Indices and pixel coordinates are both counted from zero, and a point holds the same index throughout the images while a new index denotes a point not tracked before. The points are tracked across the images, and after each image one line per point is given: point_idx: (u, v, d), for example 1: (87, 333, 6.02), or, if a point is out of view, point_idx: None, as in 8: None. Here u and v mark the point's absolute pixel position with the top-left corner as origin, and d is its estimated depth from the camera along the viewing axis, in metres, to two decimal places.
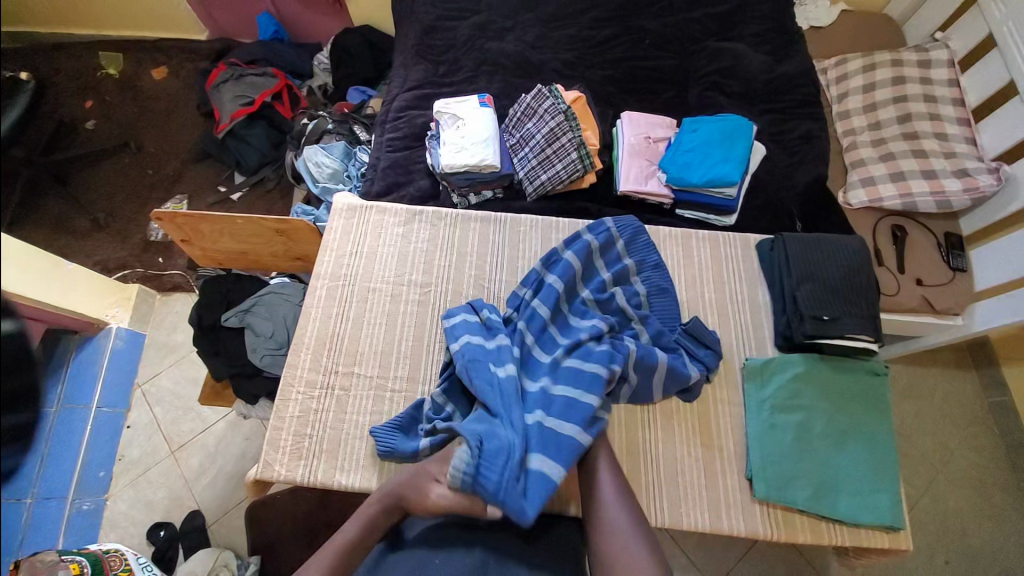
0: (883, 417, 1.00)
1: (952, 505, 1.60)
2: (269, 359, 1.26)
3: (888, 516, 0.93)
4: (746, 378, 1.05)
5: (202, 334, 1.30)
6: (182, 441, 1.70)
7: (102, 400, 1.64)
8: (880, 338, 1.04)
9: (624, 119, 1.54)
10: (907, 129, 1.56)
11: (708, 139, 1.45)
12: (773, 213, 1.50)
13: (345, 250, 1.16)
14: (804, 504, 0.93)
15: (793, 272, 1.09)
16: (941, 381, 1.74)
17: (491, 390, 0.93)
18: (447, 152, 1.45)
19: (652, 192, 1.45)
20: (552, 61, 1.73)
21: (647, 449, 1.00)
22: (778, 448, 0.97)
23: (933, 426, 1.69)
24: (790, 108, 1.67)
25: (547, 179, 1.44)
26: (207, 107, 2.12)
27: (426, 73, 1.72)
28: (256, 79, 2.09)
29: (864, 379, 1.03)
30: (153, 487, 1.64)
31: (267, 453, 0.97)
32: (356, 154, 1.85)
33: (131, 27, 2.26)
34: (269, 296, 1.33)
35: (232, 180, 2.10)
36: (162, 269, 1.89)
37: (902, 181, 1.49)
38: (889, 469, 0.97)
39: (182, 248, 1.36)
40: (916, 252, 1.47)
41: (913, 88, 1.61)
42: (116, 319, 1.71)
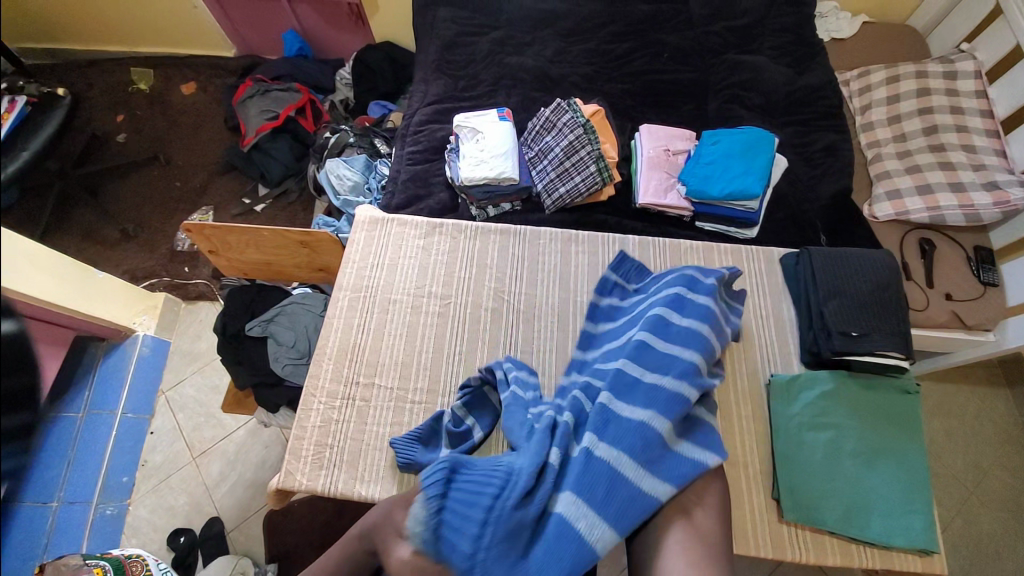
0: (914, 436, 0.97)
1: (987, 528, 1.53)
2: (290, 369, 1.27)
3: (922, 540, 0.89)
4: (771, 394, 1.03)
5: (227, 342, 1.32)
6: (203, 448, 1.73)
7: (127, 406, 1.67)
8: (910, 355, 1.02)
9: (643, 132, 1.54)
10: (933, 140, 1.53)
11: (728, 152, 1.45)
12: (796, 226, 1.48)
13: (367, 262, 1.18)
14: (833, 525, 0.90)
15: (818, 287, 1.07)
16: (973, 399, 1.68)
17: (517, 430, 0.88)
18: (466, 165, 1.47)
19: (671, 205, 1.45)
20: (570, 75, 1.75)
21: None
22: (804, 467, 0.94)
23: (966, 447, 1.62)
24: (811, 120, 1.66)
25: (565, 192, 1.45)
26: (234, 121, 2.18)
27: (446, 87, 1.75)
28: (280, 94, 2.15)
29: (893, 396, 1.00)
30: (174, 493, 1.66)
31: (288, 463, 0.98)
32: (377, 167, 1.89)
33: (160, 43, 2.34)
34: (292, 306, 1.35)
35: (255, 193, 2.15)
36: (188, 278, 1.94)
37: (929, 194, 1.46)
38: (922, 490, 0.93)
39: (209, 259, 1.39)
40: (945, 266, 1.43)
41: (939, 99, 1.58)
42: (143, 327, 1.76)
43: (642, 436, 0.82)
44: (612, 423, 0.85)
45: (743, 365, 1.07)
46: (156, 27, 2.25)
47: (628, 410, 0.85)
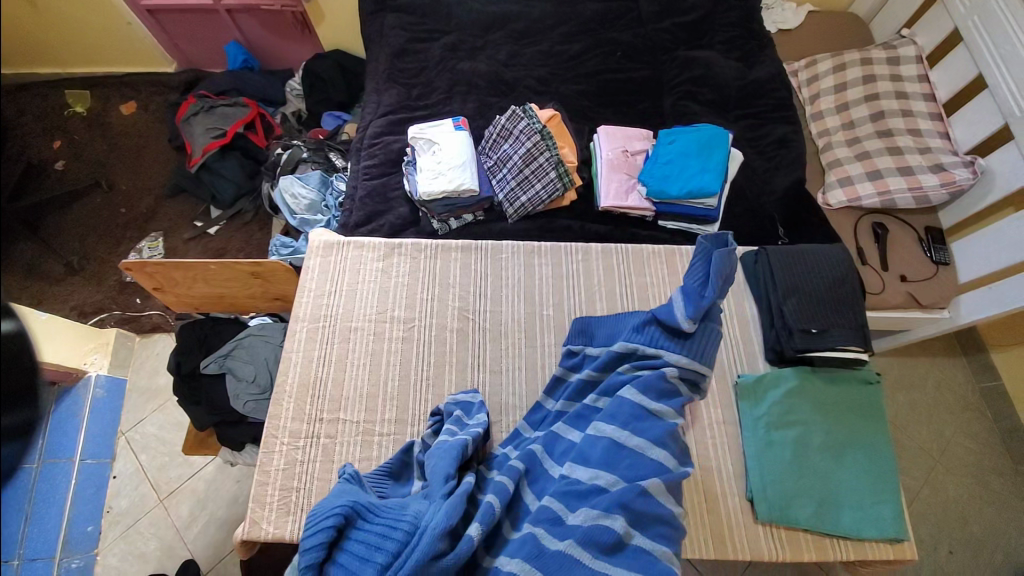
0: (877, 425, 1.00)
1: (952, 495, 1.60)
2: (252, 406, 1.22)
3: (890, 528, 0.92)
4: (739, 397, 1.03)
5: (183, 381, 1.26)
6: (171, 488, 1.65)
7: (85, 451, 1.58)
8: (870, 347, 1.04)
9: (601, 134, 1.53)
10: (881, 126, 1.58)
11: (685, 150, 1.45)
12: (755, 219, 1.50)
13: (324, 290, 1.13)
14: (806, 522, 0.92)
15: (779, 285, 1.09)
16: (932, 372, 1.75)
17: (439, 479, 0.79)
18: (424, 179, 1.43)
19: (634, 207, 1.45)
20: (526, 79, 1.72)
21: None
22: (775, 466, 0.95)
23: (928, 418, 1.69)
24: (764, 113, 1.68)
25: (527, 200, 1.43)
26: (178, 141, 2.07)
27: (399, 97, 1.69)
28: (227, 110, 2.05)
29: (855, 388, 1.02)
30: (143, 539, 1.58)
31: (253, 510, 0.94)
32: (333, 183, 1.82)
33: (98, 61, 2.20)
34: (249, 339, 1.29)
35: (208, 215, 2.05)
36: (141, 310, 1.84)
37: (879, 180, 1.50)
38: (888, 478, 0.96)
39: (155, 296, 1.31)
40: (898, 248, 1.48)
41: (883, 85, 1.62)
42: (95, 366, 1.67)
43: (558, 558, 0.69)
44: (531, 544, 0.72)
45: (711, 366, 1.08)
46: (97, 44, 2.12)
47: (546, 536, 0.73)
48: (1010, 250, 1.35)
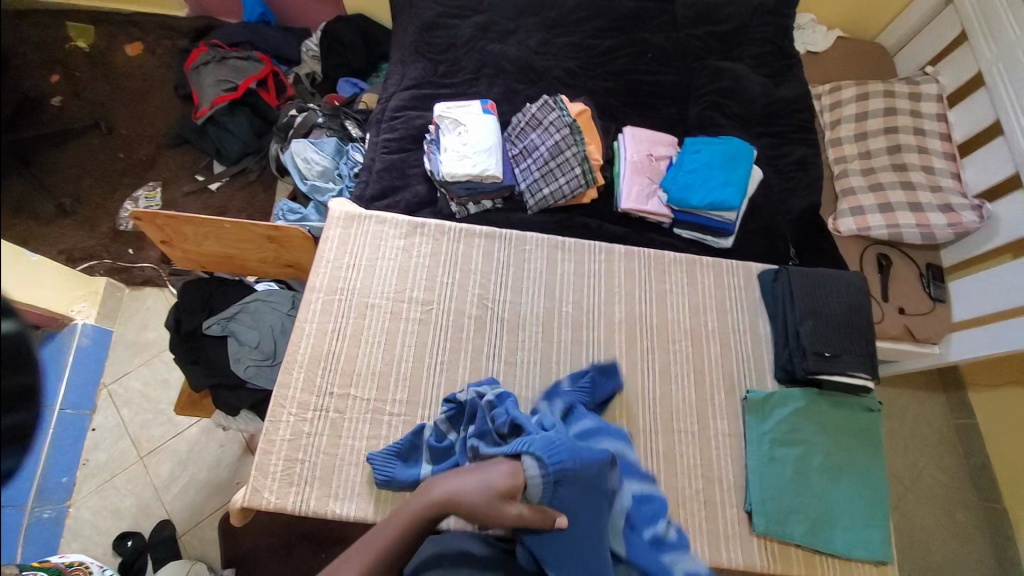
0: (875, 451, 1.03)
1: (917, 520, 1.68)
2: (252, 371, 1.20)
3: (878, 551, 0.96)
4: (746, 410, 1.06)
5: (181, 340, 1.22)
6: (152, 446, 1.61)
7: (65, 400, 1.53)
8: (875, 376, 1.07)
9: (627, 135, 1.53)
10: (896, 160, 1.61)
11: (709, 161, 1.46)
12: (768, 237, 1.52)
13: (342, 263, 1.11)
14: (799, 538, 0.95)
15: (796, 307, 1.10)
16: (912, 402, 1.82)
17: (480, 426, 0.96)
18: (448, 160, 1.40)
19: (653, 212, 1.45)
20: (554, 69, 1.70)
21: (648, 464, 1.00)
22: (776, 482, 0.98)
23: (904, 446, 1.77)
24: (785, 132, 1.70)
25: (549, 193, 1.42)
26: (185, 90, 1.97)
27: (425, 72, 1.66)
28: (239, 63, 1.99)
29: (858, 413, 1.05)
30: (119, 495, 1.55)
31: (255, 479, 0.92)
32: (349, 152, 1.77)
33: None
34: (255, 304, 1.26)
35: (210, 170, 2.01)
36: (134, 262, 1.77)
37: (890, 212, 1.54)
38: (880, 503, 1.00)
39: (160, 249, 1.26)
40: (900, 281, 1.52)
41: (904, 120, 1.65)
42: (82, 314, 1.64)
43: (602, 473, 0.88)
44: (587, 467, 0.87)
45: (720, 378, 1.10)
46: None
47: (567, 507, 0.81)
48: (1007, 295, 1.40)
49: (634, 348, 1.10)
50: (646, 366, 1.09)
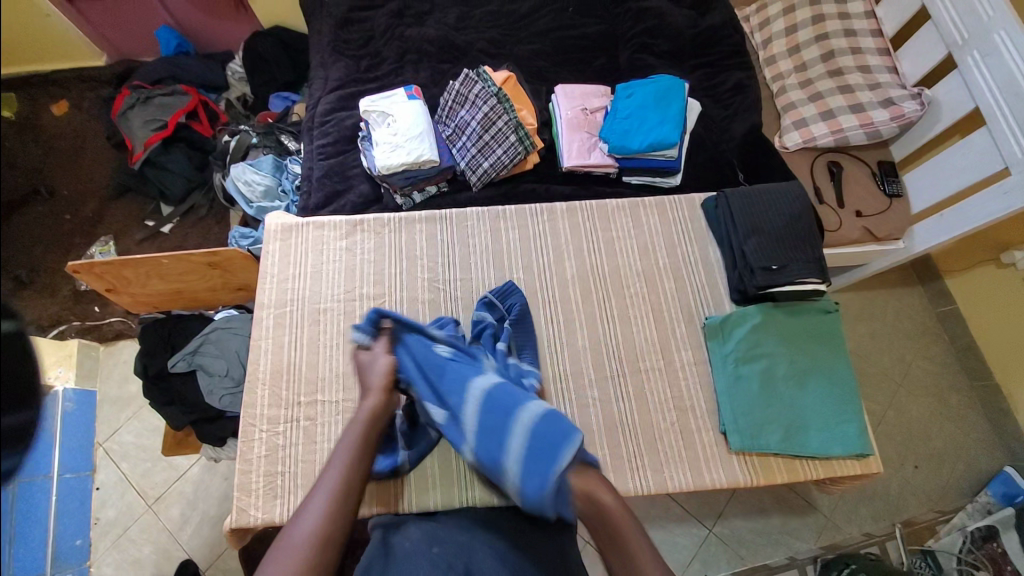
0: (839, 352, 1.06)
1: (914, 413, 1.71)
2: (229, 400, 1.20)
3: (856, 445, 0.99)
4: (708, 337, 1.08)
5: (151, 383, 1.22)
6: (158, 493, 1.61)
7: (63, 466, 1.50)
8: (827, 278, 1.09)
9: (558, 94, 1.51)
10: (831, 66, 1.59)
11: (643, 103, 1.45)
12: (716, 167, 1.52)
13: (287, 274, 1.11)
14: (776, 448, 0.98)
15: (740, 227, 1.11)
16: (890, 301, 1.84)
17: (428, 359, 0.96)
18: (381, 153, 1.39)
19: (597, 164, 1.44)
20: (477, 42, 1.66)
21: (621, 407, 1.03)
22: (746, 399, 1.01)
23: (889, 345, 1.79)
24: (718, 60, 1.68)
25: (489, 166, 1.40)
26: (117, 137, 1.93)
27: (348, 70, 1.62)
28: (165, 100, 1.92)
29: (816, 319, 1.08)
30: (136, 545, 1.55)
31: (239, 500, 0.94)
32: (288, 166, 1.75)
33: None
34: (215, 333, 1.25)
35: (159, 213, 1.97)
36: (101, 318, 1.74)
37: (832, 118, 1.53)
38: (851, 400, 1.03)
39: (109, 297, 1.27)
40: (854, 185, 1.52)
41: (833, 24, 1.63)
42: (61, 381, 1.58)
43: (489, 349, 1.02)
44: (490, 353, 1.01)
45: (679, 311, 1.12)
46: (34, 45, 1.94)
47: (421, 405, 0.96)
48: (958, 178, 1.39)
49: (589, 300, 1.11)
50: (605, 315, 1.11)
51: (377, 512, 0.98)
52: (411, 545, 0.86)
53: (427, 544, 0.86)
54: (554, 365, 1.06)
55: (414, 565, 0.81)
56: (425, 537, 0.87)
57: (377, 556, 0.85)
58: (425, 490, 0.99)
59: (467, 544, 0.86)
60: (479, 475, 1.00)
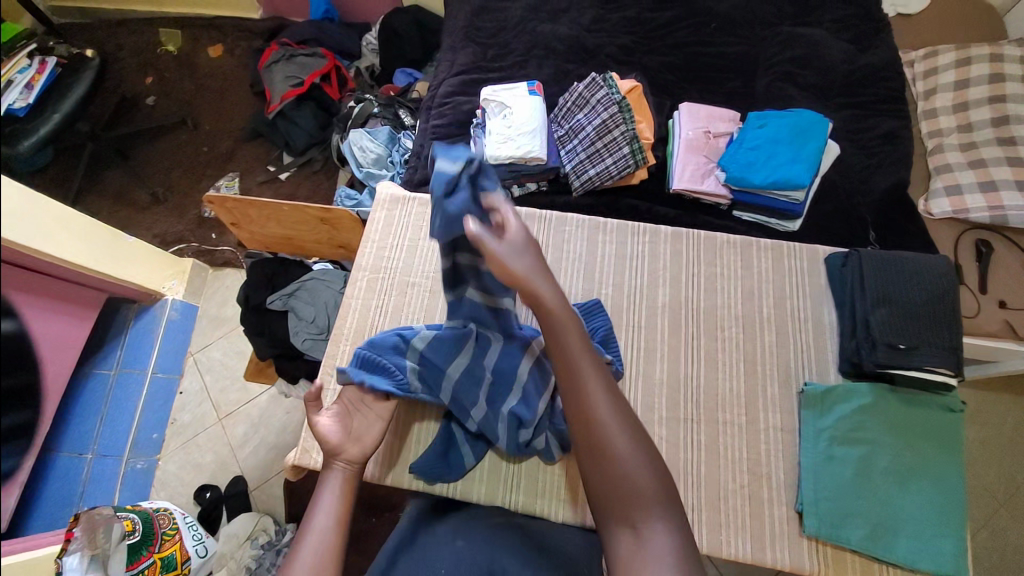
0: (957, 459, 0.92)
1: (1017, 546, 1.45)
2: (310, 343, 1.28)
3: (951, 568, 0.86)
4: (803, 405, 0.98)
5: (250, 313, 1.34)
6: (228, 411, 1.77)
7: (158, 365, 1.71)
8: (962, 373, 0.96)
9: (682, 112, 1.44)
10: (1004, 132, 1.38)
11: (775, 136, 1.34)
12: (843, 218, 1.37)
13: (387, 242, 1.17)
14: (856, 543, 0.88)
15: (867, 293, 1.01)
16: (1017, 410, 1.57)
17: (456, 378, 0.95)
18: (492, 143, 1.40)
19: (708, 192, 1.36)
20: (607, 46, 1.63)
21: (690, 449, 0.97)
22: (831, 481, 0.91)
23: (999, 456, 1.53)
24: (870, 103, 1.52)
25: (595, 173, 1.37)
26: (259, 87, 2.12)
27: (474, 57, 1.66)
28: (306, 59, 2.08)
29: (936, 414, 0.94)
30: (200, 451, 1.72)
31: (306, 441, 1.02)
32: (401, 140, 1.84)
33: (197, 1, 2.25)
34: (312, 281, 1.35)
35: (280, 160, 2.12)
36: (215, 245, 1.95)
37: (991, 191, 1.33)
38: (959, 516, 0.89)
39: (231, 231, 1.41)
40: (1001, 271, 1.31)
41: (1016, 86, 1.41)
42: (172, 291, 1.78)
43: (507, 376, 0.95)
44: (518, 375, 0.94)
45: (774, 369, 1.03)
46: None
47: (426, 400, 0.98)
48: None
49: (676, 332, 1.06)
50: (689, 352, 1.05)
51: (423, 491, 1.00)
52: (436, 537, 0.84)
53: (451, 536, 0.83)
54: (626, 393, 1.02)
55: (437, 552, 0.79)
56: (451, 530, 0.86)
57: (391, 549, 0.83)
58: (473, 481, 0.99)
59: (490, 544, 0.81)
60: (528, 480, 0.99)
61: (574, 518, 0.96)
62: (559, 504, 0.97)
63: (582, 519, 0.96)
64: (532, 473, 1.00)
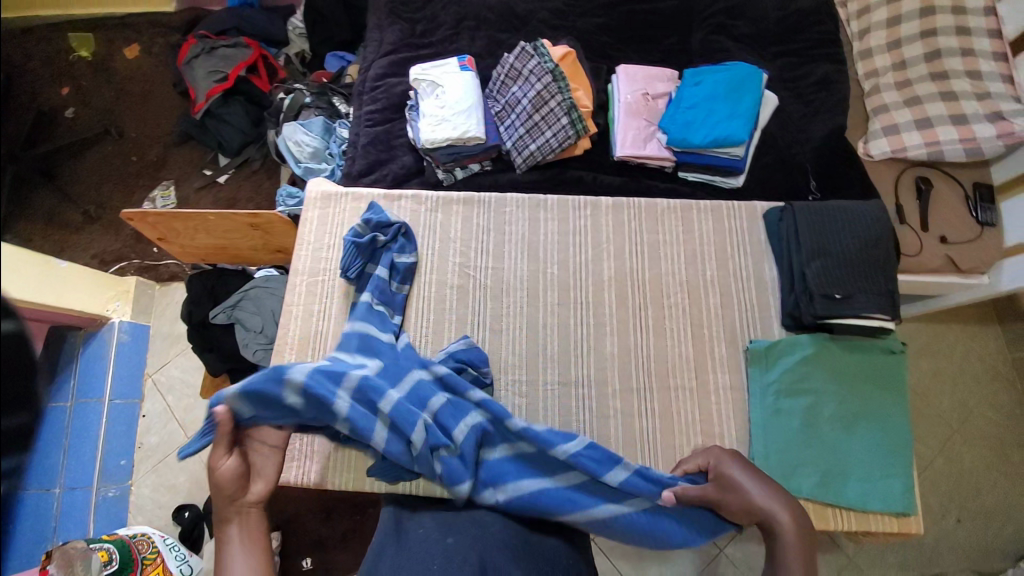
0: (899, 399, 0.96)
1: (967, 464, 1.54)
2: (261, 354, 1.24)
3: (896, 502, 0.91)
4: (750, 362, 1.00)
5: (195, 330, 1.29)
6: (197, 428, 1.70)
7: (114, 392, 1.64)
8: (897, 316, 0.99)
9: (619, 75, 1.41)
10: (937, 67, 1.38)
11: (712, 93, 1.32)
12: (785, 169, 1.37)
13: (323, 244, 1.14)
14: (807, 492, 0.91)
15: (803, 246, 1.03)
16: (962, 337, 1.65)
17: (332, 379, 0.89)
18: (426, 126, 1.34)
19: (652, 156, 1.34)
20: (539, 12, 1.56)
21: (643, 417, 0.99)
22: (782, 433, 0.94)
23: (951, 383, 1.61)
24: (805, 49, 1.51)
25: (536, 148, 1.34)
26: (182, 86, 1.96)
27: (402, 34, 1.57)
28: (228, 51, 1.93)
29: (877, 358, 0.98)
30: (172, 473, 1.66)
31: None
32: (336, 130, 1.75)
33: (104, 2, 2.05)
34: (254, 290, 1.29)
35: (216, 163, 1.99)
36: (158, 259, 1.83)
37: (928, 128, 1.34)
38: (902, 452, 0.94)
39: (162, 246, 1.34)
40: (941, 207, 1.34)
41: (946, 19, 1.41)
42: (118, 313, 1.68)
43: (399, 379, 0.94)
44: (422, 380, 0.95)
45: (722, 330, 1.04)
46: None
47: (345, 404, 0.87)
48: None
49: (625, 304, 1.06)
50: (639, 323, 1.05)
51: (386, 493, 1.00)
52: (424, 533, 0.85)
53: (440, 534, 0.83)
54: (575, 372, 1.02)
55: (428, 550, 0.79)
56: (439, 528, 0.85)
57: (378, 543, 0.86)
58: (432, 477, 0.99)
59: (479, 540, 0.81)
60: None
61: None
62: None
63: None
64: None
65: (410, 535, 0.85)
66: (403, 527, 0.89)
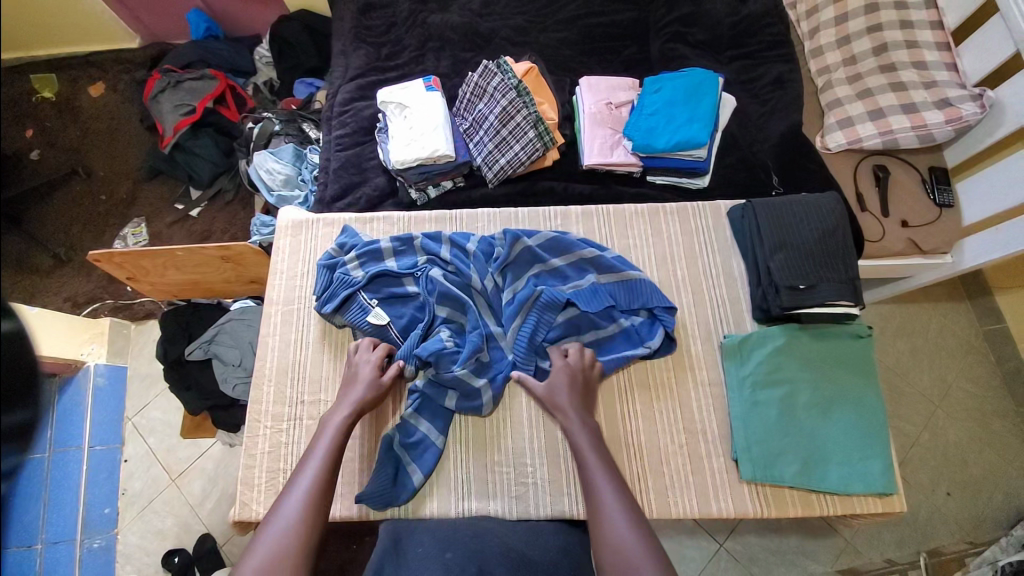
0: (870, 381, 1.00)
1: (950, 438, 1.59)
2: (241, 387, 1.23)
3: (877, 483, 0.94)
4: (724, 357, 1.03)
5: (171, 368, 1.28)
6: (180, 469, 1.65)
7: (93, 438, 1.58)
8: (860, 301, 1.03)
9: (583, 86, 1.44)
10: (884, 60, 1.45)
11: (672, 99, 1.36)
12: (748, 168, 1.42)
13: (297, 272, 1.15)
14: (790, 479, 0.94)
15: (765, 241, 1.06)
16: (934, 315, 1.70)
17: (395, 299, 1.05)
18: (396, 147, 1.36)
19: (619, 163, 1.37)
20: (502, 29, 1.60)
21: (626, 418, 1.01)
22: (761, 423, 0.96)
23: (927, 361, 1.66)
24: (759, 52, 1.57)
25: (506, 162, 1.36)
26: (149, 120, 1.96)
27: (368, 59, 1.59)
28: (194, 84, 1.92)
29: (846, 344, 1.01)
30: (160, 517, 1.61)
31: (243, 493, 0.99)
32: (307, 156, 1.76)
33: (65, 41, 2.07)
34: (229, 323, 1.28)
35: (188, 197, 1.96)
36: (132, 298, 1.79)
37: (881, 118, 1.40)
38: (879, 434, 0.97)
39: (132, 285, 1.32)
40: (900, 193, 1.39)
41: (888, 14, 1.48)
42: (93, 356, 1.64)
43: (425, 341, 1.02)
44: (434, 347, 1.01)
45: (696, 327, 1.07)
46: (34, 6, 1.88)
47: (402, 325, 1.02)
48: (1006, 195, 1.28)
49: None
50: None
51: (374, 518, 0.98)
52: (423, 550, 0.84)
53: (438, 549, 0.81)
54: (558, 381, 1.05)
55: (426, 568, 0.78)
56: (438, 544, 0.84)
57: (378, 556, 0.84)
58: (421, 496, 0.99)
59: (479, 551, 0.81)
60: (474, 481, 1.00)
61: (527, 511, 0.98)
62: (511, 501, 0.99)
63: (536, 510, 0.98)
64: (479, 475, 1.00)
65: (409, 554, 0.84)
66: (400, 543, 0.87)
